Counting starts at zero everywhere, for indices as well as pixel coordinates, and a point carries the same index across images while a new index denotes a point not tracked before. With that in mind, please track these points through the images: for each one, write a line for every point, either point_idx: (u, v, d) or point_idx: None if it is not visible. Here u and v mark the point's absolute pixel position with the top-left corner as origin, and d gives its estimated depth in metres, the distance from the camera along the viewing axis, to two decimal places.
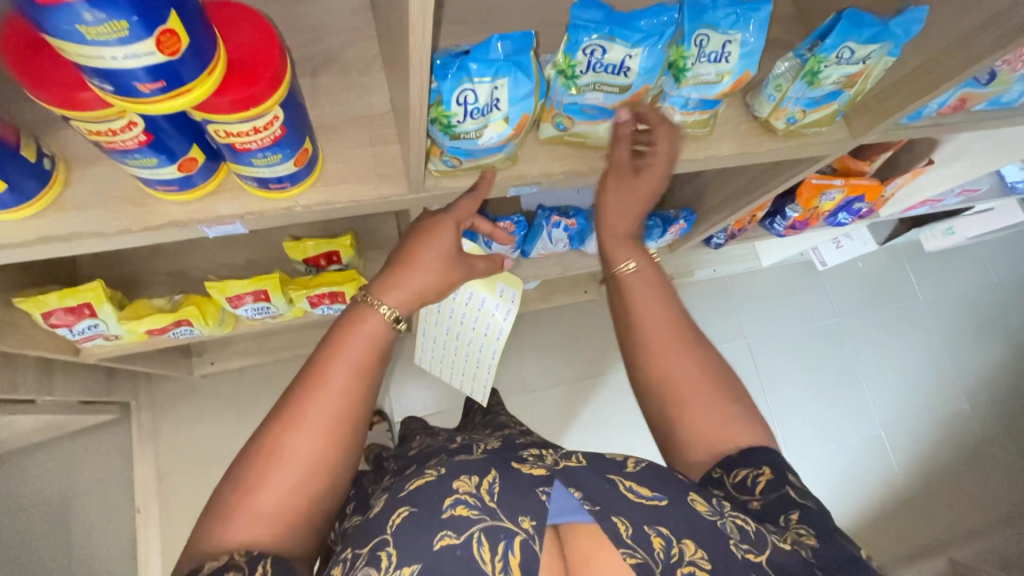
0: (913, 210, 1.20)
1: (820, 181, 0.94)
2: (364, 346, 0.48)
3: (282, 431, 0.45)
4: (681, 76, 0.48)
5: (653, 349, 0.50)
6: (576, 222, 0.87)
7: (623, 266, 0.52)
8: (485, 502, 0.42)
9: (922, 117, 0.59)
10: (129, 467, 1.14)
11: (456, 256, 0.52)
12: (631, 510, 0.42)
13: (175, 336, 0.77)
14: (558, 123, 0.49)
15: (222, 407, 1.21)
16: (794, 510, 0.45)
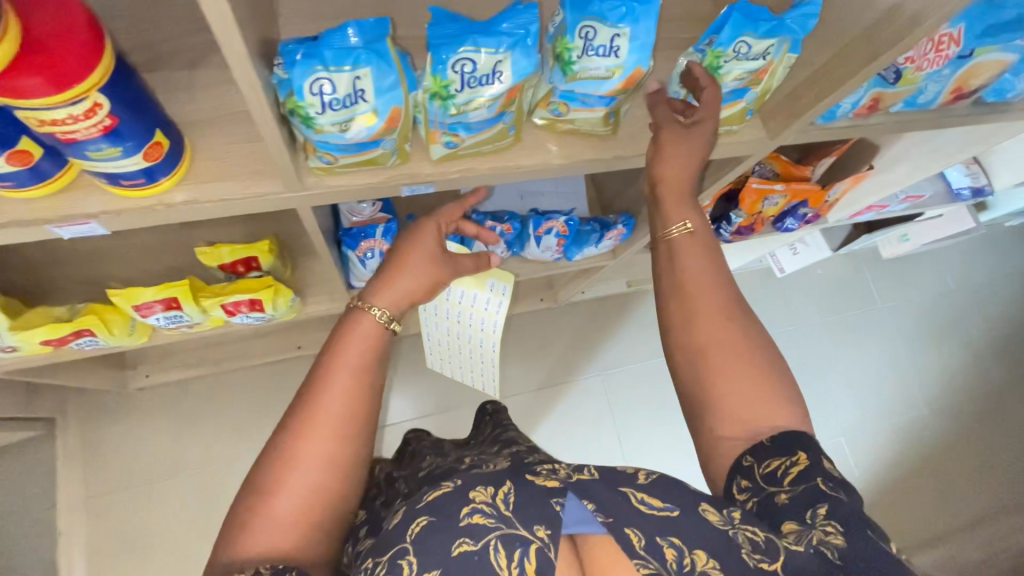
0: (861, 216, 1.20)
1: (763, 186, 0.91)
2: (363, 346, 0.53)
3: (296, 436, 0.49)
4: (568, 69, 0.46)
5: (694, 295, 0.54)
6: (512, 226, 0.85)
7: (677, 228, 0.55)
8: (500, 511, 0.43)
9: (836, 118, 0.59)
10: (54, 487, 1.08)
11: (439, 256, 0.59)
12: (644, 520, 0.43)
13: (81, 347, 0.73)
14: (447, 141, 0.45)
15: (157, 423, 1.15)
16: (823, 504, 0.45)
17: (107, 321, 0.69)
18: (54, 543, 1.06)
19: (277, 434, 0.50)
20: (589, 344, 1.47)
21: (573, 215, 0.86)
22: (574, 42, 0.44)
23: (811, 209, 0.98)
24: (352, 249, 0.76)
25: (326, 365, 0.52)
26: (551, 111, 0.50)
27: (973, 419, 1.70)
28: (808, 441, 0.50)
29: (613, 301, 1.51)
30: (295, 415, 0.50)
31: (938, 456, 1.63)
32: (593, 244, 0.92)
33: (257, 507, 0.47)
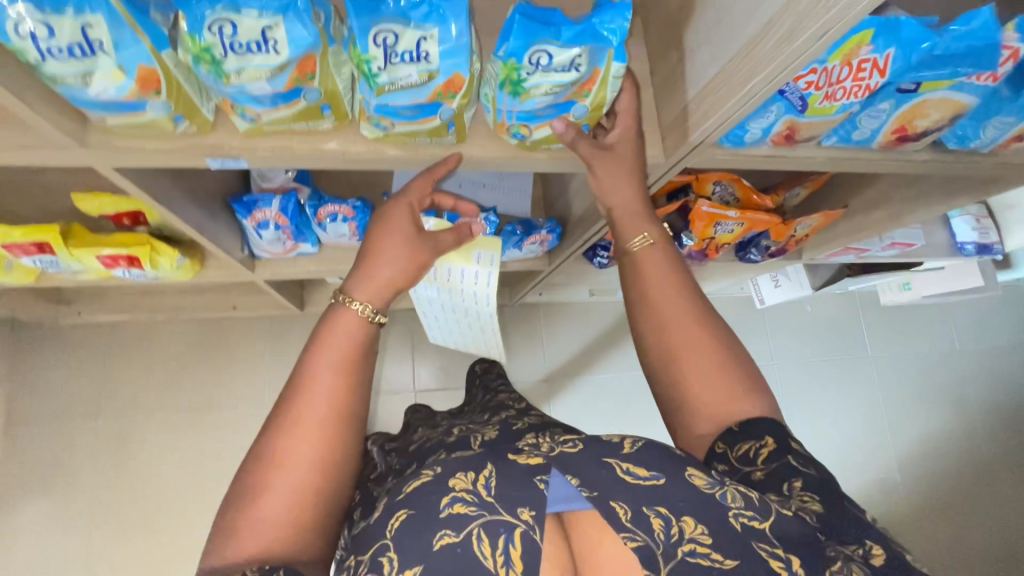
0: (838, 256, 1.22)
1: (713, 211, 0.97)
2: (342, 342, 0.59)
3: (283, 438, 0.55)
4: (519, 89, 0.48)
5: (677, 346, 0.60)
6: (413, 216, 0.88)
7: (637, 242, 0.61)
8: (481, 497, 0.49)
9: (747, 143, 0.58)
10: (94, 398, 1.32)
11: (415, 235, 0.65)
12: (624, 491, 0.50)
13: (128, 275, 0.86)
14: (378, 123, 0.48)
15: (178, 358, 1.37)
16: (796, 477, 0.53)
17: (154, 253, 0.81)
18: (89, 444, 1.30)
19: (265, 439, 0.56)
20: (544, 346, 1.59)
21: (492, 214, 0.89)
22: (524, 65, 0.46)
23: (772, 242, 1.06)
24: (310, 213, 0.89)
25: (311, 358, 0.58)
26: (513, 134, 0.53)
27: (923, 470, 1.77)
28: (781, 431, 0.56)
29: (575, 308, 1.63)
30: (278, 421, 0.56)
31: (880, 499, 1.72)
32: (517, 246, 0.99)
33: (243, 519, 0.52)
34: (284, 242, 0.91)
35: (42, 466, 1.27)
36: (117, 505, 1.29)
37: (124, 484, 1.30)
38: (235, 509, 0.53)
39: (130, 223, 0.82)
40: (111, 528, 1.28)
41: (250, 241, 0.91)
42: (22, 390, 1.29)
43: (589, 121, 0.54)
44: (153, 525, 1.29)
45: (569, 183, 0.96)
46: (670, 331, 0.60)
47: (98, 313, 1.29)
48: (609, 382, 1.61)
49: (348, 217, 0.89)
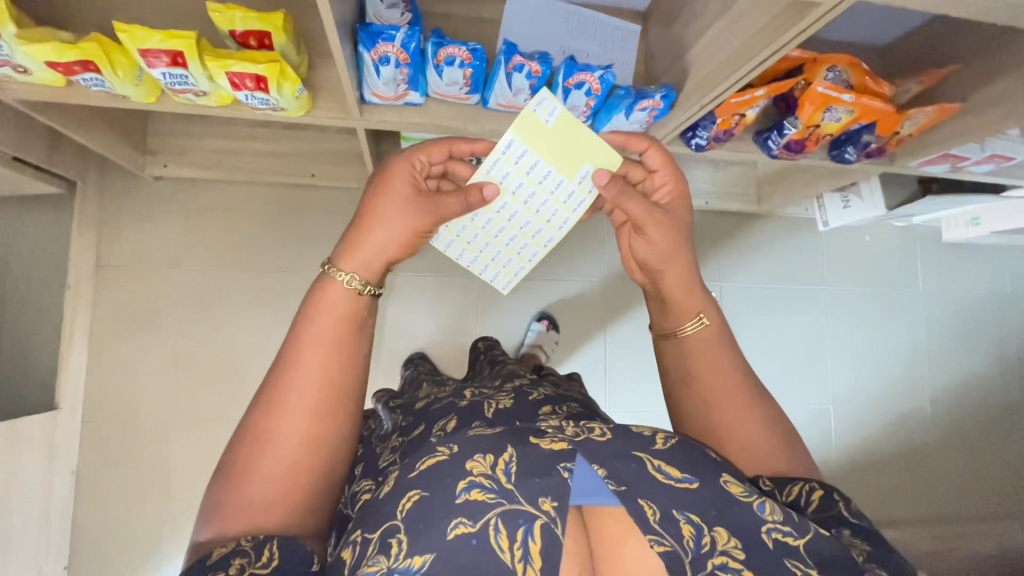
0: (931, 166, 1.18)
1: (829, 92, 0.95)
2: (331, 313, 0.68)
3: (273, 419, 0.65)
4: None
5: (719, 406, 0.75)
6: (539, 68, 0.89)
7: (692, 326, 0.78)
8: (500, 486, 0.54)
9: None
10: (178, 249, 1.38)
11: (415, 199, 0.71)
12: (656, 494, 0.54)
13: (248, 101, 0.87)
14: None
15: (254, 220, 1.41)
16: (845, 527, 0.60)
17: (281, 75, 0.81)
18: (175, 292, 1.38)
19: (257, 417, 0.66)
20: (602, 250, 1.62)
21: (609, 71, 0.91)
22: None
23: (875, 137, 1.04)
24: (430, 54, 0.88)
25: (300, 337, 0.67)
26: None
27: (951, 405, 1.82)
28: (830, 488, 0.65)
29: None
30: (271, 402, 0.66)
31: (907, 427, 1.78)
32: (628, 112, 0.96)
33: (235, 495, 0.63)
34: (397, 85, 0.91)
35: (133, 305, 1.36)
36: (199, 351, 1.38)
37: (205, 333, 1.39)
38: (232, 483, 0.64)
39: (256, 44, 0.82)
40: (196, 371, 1.38)
41: (364, 81, 0.91)
42: (113, 234, 1.35)
43: None
44: (233, 372, 1.39)
45: (684, 51, 0.93)
46: (722, 411, 0.75)
47: (183, 167, 1.32)
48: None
49: (465, 63, 0.88)
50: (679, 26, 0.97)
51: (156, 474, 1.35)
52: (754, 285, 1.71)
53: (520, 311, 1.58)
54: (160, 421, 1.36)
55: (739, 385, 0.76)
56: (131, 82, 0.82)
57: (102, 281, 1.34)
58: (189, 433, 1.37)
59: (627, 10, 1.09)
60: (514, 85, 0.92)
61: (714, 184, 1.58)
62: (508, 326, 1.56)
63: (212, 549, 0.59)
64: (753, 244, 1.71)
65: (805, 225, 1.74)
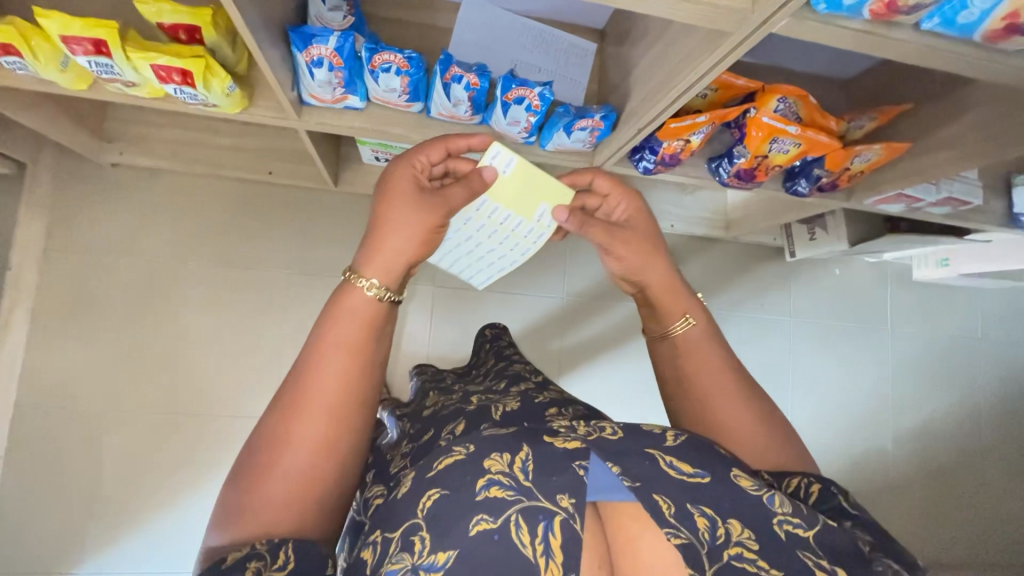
0: (887, 205, 1.17)
1: (774, 123, 0.93)
2: (353, 318, 0.66)
3: (292, 422, 0.62)
4: None
5: (710, 400, 0.76)
6: (478, 81, 0.89)
7: (680, 326, 0.80)
8: (518, 483, 0.54)
9: (841, 12, 0.55)
10: (128, 238, 1.36)
11: (423, 197, 0.69)
12: (669, 486, 0.56)
13: (178, 96, 0.86)
14: None
15: (207, 213, 1.40)
16: (846, 521, 0.60)
17: (207, 72, 0.80)
18: (121, 281, 1.35)
19: (274, 422, 0.63)
20: (564, 267, 1.60)
21: (548, 88, 0.90)
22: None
23: (825, 172, 1.02)
24: (365, 59, 0.86)
25: (318, 341, 0.65)
26: None
27: (915, 447, 1.79)
28: (829, 481, 0.66)
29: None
30: (287, 405, 0.63)
31: (867, 466, 1.75)
32: (568, 131, 0.95)
33: (249, 501, 0.60)
34: (334, 88, 0.89)
35: (77, 292, 1.33)
36: (142, 343, 1.36)
37: (149, 325, 1.36)
38: (245, 489, 0.61)
39: (186, 38, 0.81)
40: (140, 364, 1.35)
41: (300, 82, 0.89)
42: (61, 219, 1.32)
43: None
44: (178, 366, 1.37)
45: (629, 73, 0.92)
46: (712, 407, 0.76)
47: (139, 156, 1.30)
48: (622, 316, 1.61)
49: (401, 70, 0.87)
50: (628, 47, 0.95)
51: (89, 466, 1.32)
52: (718, 312, 1.68)
53: (478, 323, 1.55)
54: (98, 413, 1.33)
55: (726, 381, 0.77)
56: (56, 68, 0.81)
57: (47, 265, 1.31)
58: (126, 426, 1.34)
59: (585, 28, 1.08)
60: (452, 97, 0.91)
61: (680, 207, 1.57)
62: (464, 337, 1.54)
63: (222, 558, 0.57)
64: (720, 271, 1.69)
65: (773, 255, 1.72)
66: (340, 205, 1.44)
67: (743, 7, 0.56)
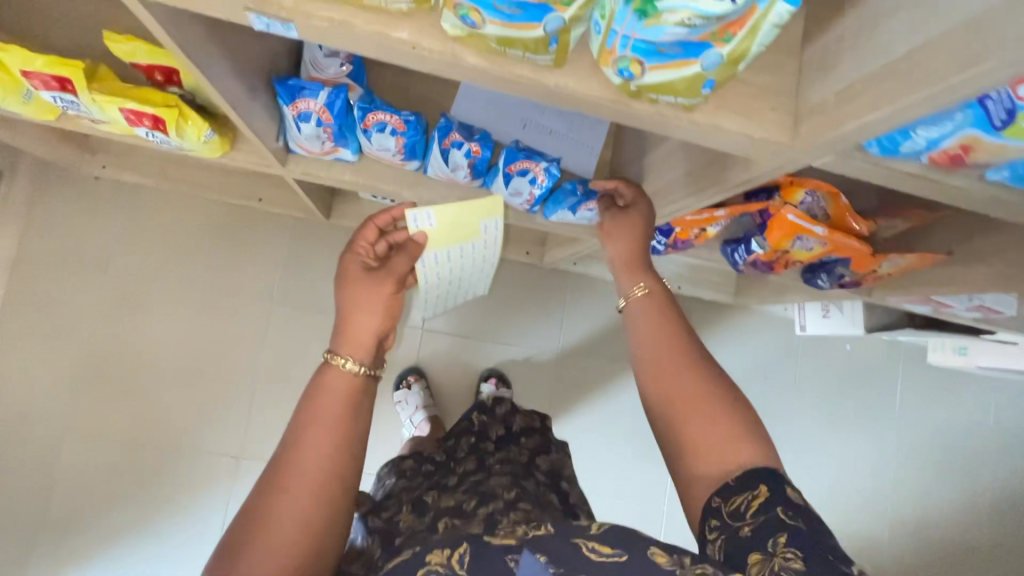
0: (912, 304, 1.08)
1: (800, 221, 0.84)
2: (331, 397, 0.59)
3: (271, 500, 0.54)
4: (648, 8, 0.35)
5: (662, 378, 0.61)
6: (480, 149, 0.81)
7: (635, 290, 0.68)
8: (450, 571, 0.49)
9: (899, 154, 0.47)
10: (105, 254, 1.29)
11: (371, 272, 0.67)
12: (584, 567, 0.45)
13: (151, 138, 0.78)
14: (464, 15, 0.37)
15: (190, 235, 1.32)
16: (780, 534, 0.48)
17: (181, 119, 0.73)
18: (93, 299, 1.28)
19: (250, 512, 0.53)
20: (562, 319, 1.50)
21: (555, 164, 0.82)
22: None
23: (849, 271, 0.94)
24: (358, 117, 0.78)
25: (300, 424, 0.58)
26: (619, 70, 0.40)
27: (913, 539, 1.69)
28: (777, 482, 0.53)
29: (606, 286, 1.52)
30: (269, 488, 0.55)
31: (862, 555, 1.65)
32: (571, 209, 0.88)
33: None
34: (323, 142, 0.82)
35: (45, 307, 1.26)
36: (108, 367, 1.28)
37: (118, 347, 1.29)
38: None
39: (161, 79, 0.73)
40: (102, 389, 1.28)
41: (287, 131, 0.82)
42: (36, 229, 1.26)
43: (717, 79, 0.41)
44: (142, 394, 1.29)
45: (647, 152, 0.84)
46: (663, 382, 0.61)
47: (123, 171, 1.22)
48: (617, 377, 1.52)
49: (397, 131, 0.79)
50: None
51: (39, 490, 1.25)
52: None
53: (465, 372, 1.47)
54: (52, 437, 1.25)
55: (684, 353, 0.63)
56: (18, 100, 0.74)
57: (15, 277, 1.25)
58: (82, 452, 1.27)
59: None
60: (452, 162, 0.84)
61: (690, 269, 1.48)
62: (449, 385, 1.46)
63: None
64: (725, 336, 1.61)
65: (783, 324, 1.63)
66: (332, 237, 1.36)
67: (782, 139, 0.48)
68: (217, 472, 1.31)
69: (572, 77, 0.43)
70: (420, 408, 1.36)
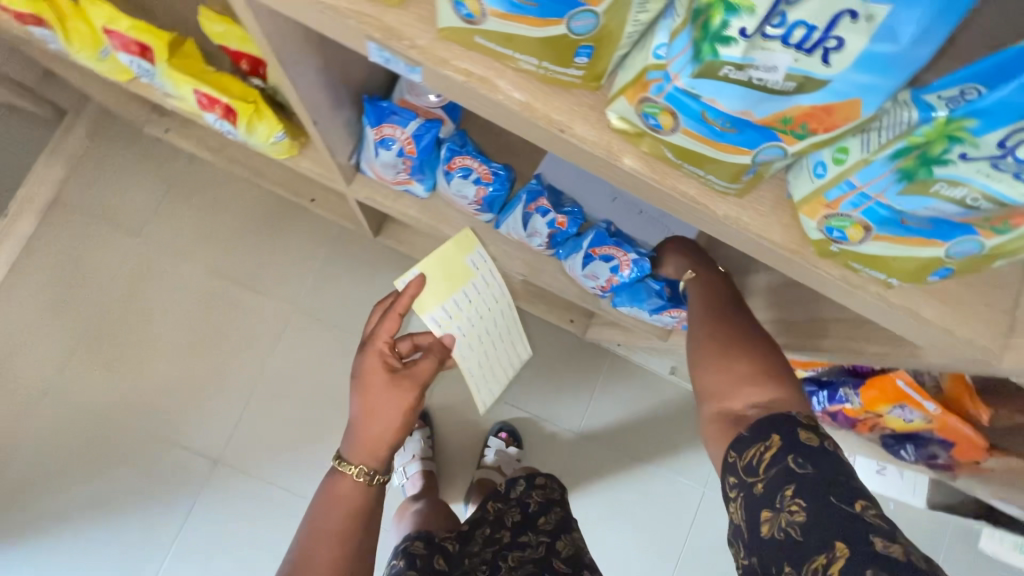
0: (1004, 503, 0.92)
1: (907, 390, 0.74)
2: (341, 505, 0.57)
3: None
4: (918, 171, 0.25)
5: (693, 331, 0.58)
6: (566, 221, 0.72)
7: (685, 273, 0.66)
8: None
9: None
10: (143, 217, 1.23)
11: (393, 378, 0.61)
12: None
13: (219, 126, 0.72)
14: (652, 117, 0.28)
15: (232, 218, 1.26)
16: (789, 485, 0.44)
17: (256, 115, 0.66)
18: (118, 259, 1.22)
19: None
20: (590, 399, 1.37)
21: (645, 258, 0.72)
22: (978, 140, 0.23)
23: (947, 455, 0.80)
24: (443, 156, 0.70)
25: (305, 537, 0.55)
26: (827, 226, 0.30)
27: None
28: (789, 423, 0.47)
29: (644, 376, 1.40)
30: None
31: None
32: (648, 308, 0.77)
33: None
34: (398, 171, 0.74)
35: (70, 256, 1.20)
36: (112, 333, 1.21)
37: (128, 315, 1.22)
38: None
39: (248, 69, 0.66)
40: (98, 353, 1.20)
41: (363, 152, 0.74)
42: (85, 176, 1.22)
43: (954, 269, 0.30)
44: (137, 368, 1.21)
45: (751, 269, 0.73)
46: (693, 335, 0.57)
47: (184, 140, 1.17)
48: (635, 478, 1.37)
49: (481, 181, 0.71)
50: None
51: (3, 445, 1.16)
52: None
53: (473, 429, 1.35)
54: (33, 391, 1.18)
55: (724, 313, 0.58)
56: (94, 56, 0.68)
57: (48, 217, 1.20)
58: (58, 415, 1.18)
59: None
60: (531, 227, 0.74)
61: None
62: (453, 440, 1.34)
63: None
64: None
65: None
66: (373, 256, 1.28)
67: (989, 346, 0.36)
68: (187, 472, 1.21)
69: (748, 209, 0.33)
70: (416, 458, 1.26)
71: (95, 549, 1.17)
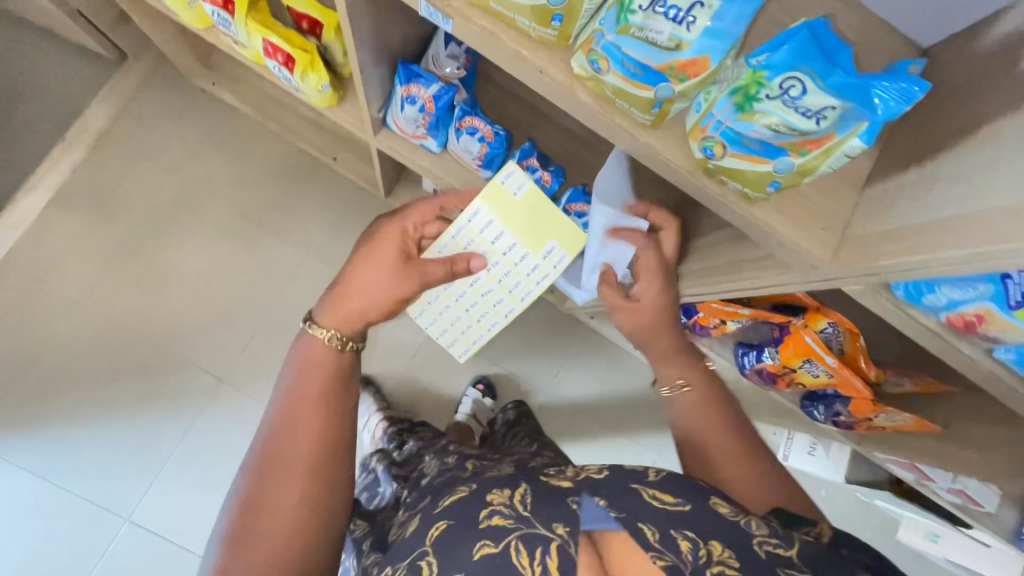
0: (897, 466, 1.09)
1: (815, 347, 0.88)
2: (322, 374, 0.64)
3: (269, 482, 0.57)
4: (746, 104, 0.42)
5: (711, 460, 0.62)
6: (550, 179, 0.88)
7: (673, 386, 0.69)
8: (518, 512, 0.50)
9: (921, 302, 0.53)
10: (183, 158, 1.39)
11: (406, 265, 0.71)
12: (654, 514, 0.48)
13: (276, 72, 0.87)
14: (594, 61, 0.45)
15: (261, 168, 1.41)
16: (845, 547, 0.50)
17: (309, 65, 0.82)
18: (156, 193, 1.37)
19: (251, 488, 0.58)
20: (562, 365, 1.53)
21: None
22: (771, 84, 0.40)
23: (846, 411, 0.97)
24: (456, 116, 0.87)
25: (292, 406, 0.61)
26: (704, 146, 0.47)
27: None
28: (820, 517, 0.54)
29: (612, 351, 1.54)
30: (266, 466, 0.58)
31: None
32: None
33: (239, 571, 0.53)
34: (417, 126, 0.90)
35: (114, 185, 1.35)
36: (142, 257, 1.35)
37: (159, 242, 1.36)
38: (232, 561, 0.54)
39: (306, 28, 0.82)
40: (128, 274, 1.34)
41: (390, 107, 0.90)
42: (136, 117, 1.37)
43: (783, 183, 0.47)
44: (161, 291, 1.35)
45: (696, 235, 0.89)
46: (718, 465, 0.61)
47: (228, 93, 1.33)
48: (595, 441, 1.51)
49: (484, 139, 0.87)
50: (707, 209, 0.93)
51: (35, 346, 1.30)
52: None
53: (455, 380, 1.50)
54: (67, 301, 1.32)
55: (726, 427, 0.64)
56: (182, 4, 0.84)
57: (99, 149, 1.35)
58: (86, 325, 1.32)
59: None
60: None
61: None
62: (436, 388, 1.49)
63: None
64: None
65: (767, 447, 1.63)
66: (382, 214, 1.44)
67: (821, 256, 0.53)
68: (196, 388, 1.35)
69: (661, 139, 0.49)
70: (378, 414, 1.31)
71: (106, 447, 1.30)
